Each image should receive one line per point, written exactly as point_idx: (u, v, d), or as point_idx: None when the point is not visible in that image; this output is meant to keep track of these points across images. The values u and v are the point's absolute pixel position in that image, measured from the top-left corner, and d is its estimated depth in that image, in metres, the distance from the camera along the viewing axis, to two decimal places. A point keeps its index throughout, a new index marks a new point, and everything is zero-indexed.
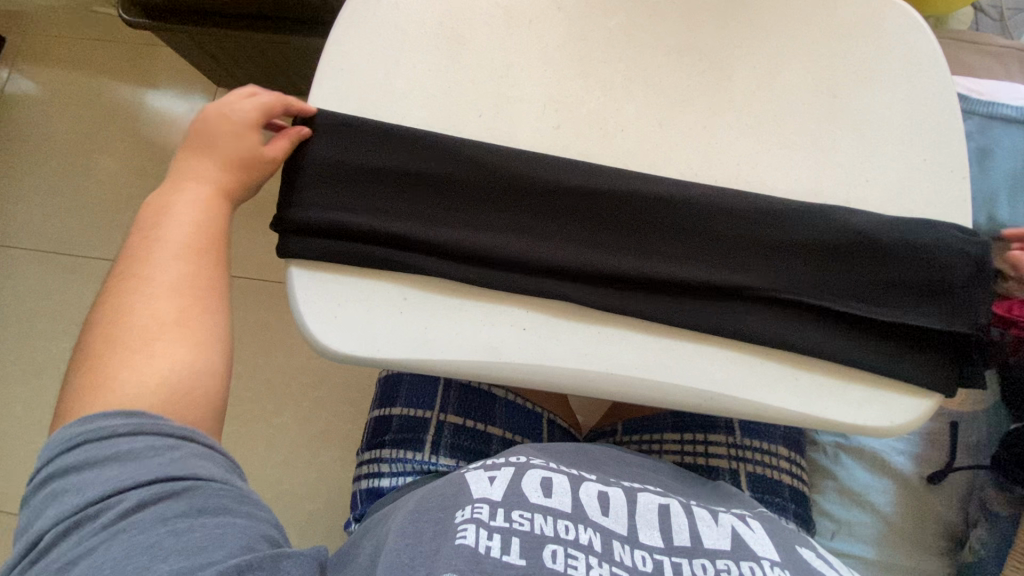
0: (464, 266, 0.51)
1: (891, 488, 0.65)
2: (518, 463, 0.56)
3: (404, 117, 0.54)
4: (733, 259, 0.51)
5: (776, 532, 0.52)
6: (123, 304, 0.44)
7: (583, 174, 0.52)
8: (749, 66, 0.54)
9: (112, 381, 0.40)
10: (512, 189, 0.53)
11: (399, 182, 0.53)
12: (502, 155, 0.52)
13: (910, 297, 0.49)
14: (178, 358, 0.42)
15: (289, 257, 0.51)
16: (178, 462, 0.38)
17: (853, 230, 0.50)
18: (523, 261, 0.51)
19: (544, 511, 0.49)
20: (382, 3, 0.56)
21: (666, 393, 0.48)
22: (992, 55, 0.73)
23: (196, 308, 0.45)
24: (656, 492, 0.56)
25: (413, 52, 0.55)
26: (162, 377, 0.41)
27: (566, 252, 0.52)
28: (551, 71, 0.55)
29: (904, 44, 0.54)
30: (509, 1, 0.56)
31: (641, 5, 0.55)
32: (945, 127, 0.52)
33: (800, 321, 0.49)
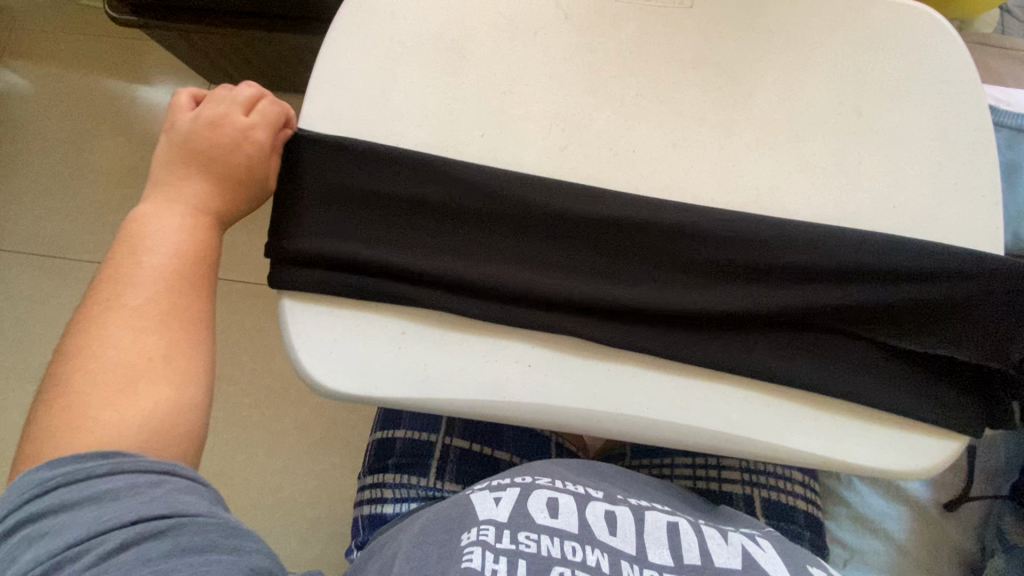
0: (468, 297, 0.48)
1: (904, 514, 0.64)
2: (523, 483, 0.53)
3: (401, 139, 0.51)
4: (750, 288, 0.49)
5: (787, 549, 0.50)
6: (101, 333, 0.40)
7: (592, 199, 0.49)
8: (769, 81, 0.50)
9: (84, 426, 0.37)
10: (519, 214, 0.50)
11: (398, 207, 0.50)
12: (508, 178, 0.50)
13: (935, 332, 0.47)
14: (161, 400, 0.39)
15: (281, 289, 0.48)
16: (163, 499, 0.34)
17: (879, 259, 0.47)
18: (529, 292, 0.48)
19: (550, 533, 0.47)
20: (377, 15, 0.53)
21: (680, 434, 0.46)
22: (1021, 61, 0.70)
23: (182, 335, 0.42)
24: (664, 511, 0.54)
25: (411, 67, 0.52)
26: (145, 418, 0.38)
27: (574, 281, 0.49)
28: (558, 86, 0.51)
29: (934, 58, 0.50)
30: (513, 11, 0.52)
31: (654, 15, 0.52)
32: (978, 148, 0.49)
33: (819, 355, 0.47)
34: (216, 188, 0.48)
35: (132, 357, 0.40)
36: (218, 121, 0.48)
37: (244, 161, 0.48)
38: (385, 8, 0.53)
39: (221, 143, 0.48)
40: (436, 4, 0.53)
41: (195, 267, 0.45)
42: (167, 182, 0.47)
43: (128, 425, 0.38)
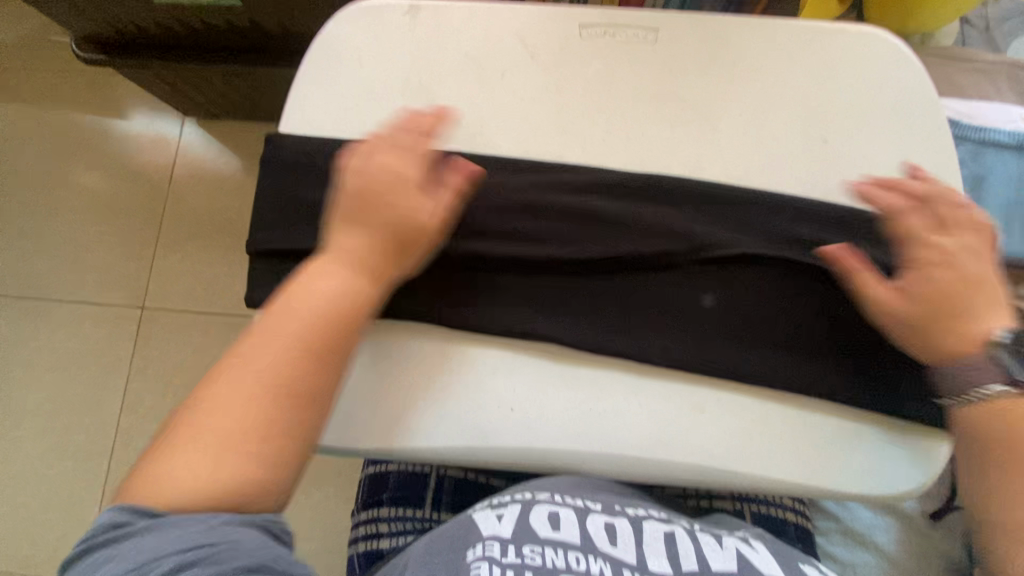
0: (446, 308, 0.49)
1: (893, 525, 0.64)
2: (521, 498, 0.49)
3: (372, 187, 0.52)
4: (738, 290, 0.49)
5: (779, 549, 0.47)
6: (217, 385, 0.40)
7: (583, 213, 0.50)
8: (735, 112, 0.51)
9: (172, 479, 0.37)
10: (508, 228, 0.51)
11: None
12: (505, 196, 0.51)
13: None
14: (247, 466, 0.39)
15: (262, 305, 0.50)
16: (217, 529, 0.36)
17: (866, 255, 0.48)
18: (511, 303, 0.49)
19: (555, 545, 0.45)
20: (345, 64, 0.53)
21: (661, 469, 0.46)
22: (982, 73, 0.71)
23: (283, 402, 0.41)
24: (658, 517, 0.50)
25: (381, 115, 0.53)
26: (232, 484, 0.38)
27: (556, 293, 0.49)
28: (527, 125, 0.52)
29: (894, 83, 0.51)
30: (479, 53, 0.53)
31: (618, 51, 0.52)
32: (941, 171, 0.50)
33: (800, 351, 0.48)
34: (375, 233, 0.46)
35: (237, 418, 0.39)
36: (346, 159, 0.49)
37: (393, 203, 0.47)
38: (352, 57, 0.54)
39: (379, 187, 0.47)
40: (403, 49, 0.53)
41: (319, 338, 0.43)
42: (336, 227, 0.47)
43: (208, 479, 0.38)
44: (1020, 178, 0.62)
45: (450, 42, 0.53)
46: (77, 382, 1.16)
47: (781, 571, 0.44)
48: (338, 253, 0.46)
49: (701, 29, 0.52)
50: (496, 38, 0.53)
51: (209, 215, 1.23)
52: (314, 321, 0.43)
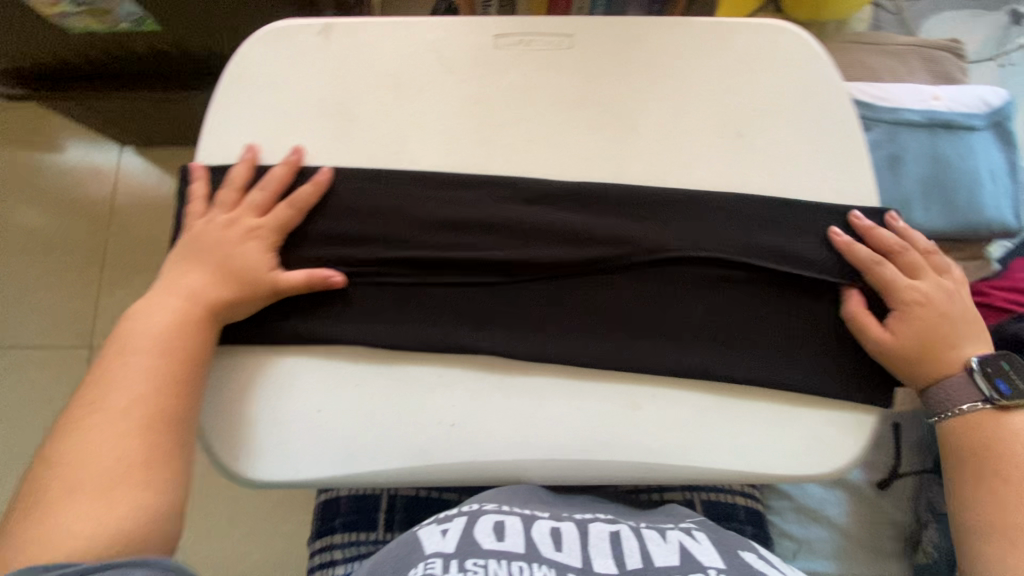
0: (393, 333, 0.48)
1: (844, 499, 0.66)
2: (467, 511, 0.49)
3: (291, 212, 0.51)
4: (671, 285, 0.50)
5: (721, 537, 0.48)
6: (94, 426, 0.40)
7: (514, 221, 0.50)
8: (652, 111, 0.52)
9: (45, 539, 0.36)
10: (445, 245, 0.50)
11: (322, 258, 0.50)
12: (436, 212, 0.51)
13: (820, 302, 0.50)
14: (132, 502, 0.38)
15: None
16: None
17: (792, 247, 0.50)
18: (451, 320, 0.49)
19: (499, 554, 0.44)
20: (258, 88, 0.52)
21: (601, 470, 0.47)
22: (894, 55, 0.74)
23: (162, 432, 0.42)
24: (606, 519, 0.51)
25: (299, 137, 0.52)
26: (118, 521, 0.38)
27: (492, 303, 0.49)
28: (448, 138, 0.52)
29: (801, 75, 0.53)
30: (396, 68, 0.52)
31: (534, 59, 0.53)
32: (851, 157, 0.52)
33: (730, 340, 0.49)
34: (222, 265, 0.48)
35: (114, 454, 0.40)
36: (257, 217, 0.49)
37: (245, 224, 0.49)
38: (265, 80, 0.52)
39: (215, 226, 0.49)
40: (317, 69, 0.52)
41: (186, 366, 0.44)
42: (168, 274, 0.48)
43: (100, 526, 0.37)
44: (933, 155, 0.65)
45: (365, 60, 0.52)
46: (24, 430, 1.11)
47: (722, 560, 0.45)
48: (164, 297, 0.47)
49: (614, 31, 0.53)
50: (411, 53, 0.53)
51: (154, 245, 1.20)
52: (171, 357, 0.44)
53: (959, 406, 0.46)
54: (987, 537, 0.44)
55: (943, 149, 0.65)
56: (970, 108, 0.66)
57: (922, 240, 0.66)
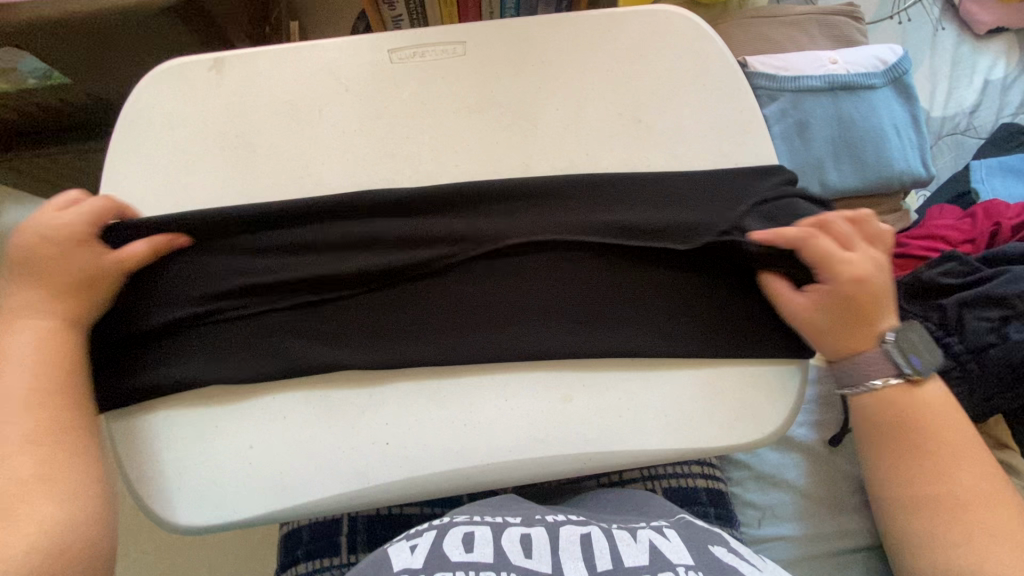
0: (290, 359, 0.47)
1: (800, 460, 0.68)
2: (437, 524, 0.46)
3: (205, 239, 0.49)
4: (580, 279, 0.50)
5: (691, 532, 0.46)
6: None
7: (398, 231, 0.50)
8: (552, 108, 0.53)
9: None
10: (330, 263, 0.49)
11: (211, 283, 0.48)
12: (316, 232, 0.50)
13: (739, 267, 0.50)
14: (46, 515, 0.39)
15: (100, 394, 0.47)
16: None
17: (666, 220, 0.50)
18: (349, 338, 0.48)
19: (472, 565, 0.41)
20: (157, 130, 0.52)
21: (543, 465, 0.47)
22: (795, 25, 0.76)
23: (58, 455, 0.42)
24: (574, 521, 0.48)
25: (203, 173, 0.51)
26: (36, 533, 0.38)
27: (398, 317, 0.49)
28: (353, 157, 0.52)
29: (692, 53, 0.54)
30: (293, 94, 0.52)
31: (430, 69, 0.53)
32: (750, 128, 0.53)
33: (630, 320, 0.49)
34: (65, 291, 0.46)
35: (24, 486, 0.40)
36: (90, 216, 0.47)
37: (66, 250, 0.46)
38: (162, 122, 0.52)
39: (46, 244, 0.46)
40: (212, 104, 0.52)
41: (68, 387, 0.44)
42: (15, 302, 0.46)
43: (23, 538, 0.38)
44: (838, 117, 0.67)
45: (261, 90, 0.52)
46: None
47: (692, 556, 0.43)
48: (26, 317, 0.45)
49: (506, 33, 0.54)
50: (307, 77, 0.53)
51: None
52: (51, 373, 0.43)
53: (871, 382, 0.47)
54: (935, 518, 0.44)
55: (846, 110, 0.67)
56: (867, 68, 0.69)
57: (840, 199, 0.68)
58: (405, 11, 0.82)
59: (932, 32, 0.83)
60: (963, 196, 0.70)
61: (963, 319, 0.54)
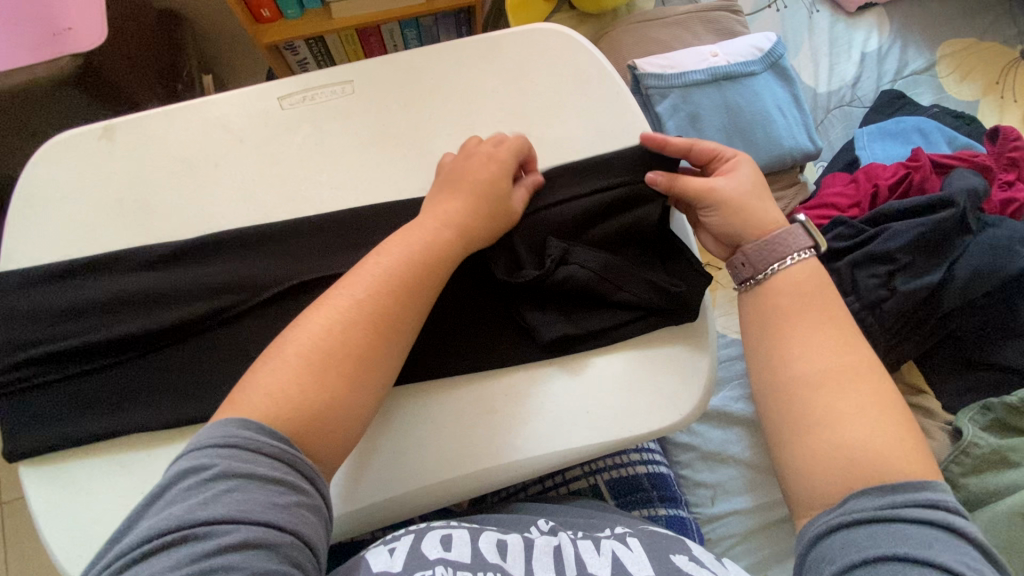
0: (130, 416, 0.47)
1: (741, 434, 0.71)
2: (415, 527, 0.46)
3: (103, 282, 0.50)
4: (482, 291, 0.52)
5: (653, 541, 0.46)
6: (312, 312, 0.44)
7: (225, 278, 0.50)
8: (443, 132, 0.55)
9: (276, 395, 0.40)
10: (155, 312, 0.49)
11: (108, 325, 0.48)
12: (139, 283, 0.50)
13: (616, 243, 0.52)
14: (342, 359, 0.42)
15: (13, 455, 0.46)
16: (221, 501, 0.34)
17: (539, 219, 0.52)
18: (179, 389, 0.48)
19: (445, 563, 0.41)
20: (52, 204, 0.52)
21: (477, 479, 0.48)
22: (678, 24, 0.81)
23: (389, 324, 0.44)
24: (546, 531, 0.48)
25: (103, 241, 0.51)
26: (296, 392, 0.40)
27: (236, 364, 0.49)
28: (254, 204, 0.53)
29: (569, 65, 0.57)
30: (188, 152, 0.53)
31: (320, 110, 0.55)
32: (632, 127, 0.56)
33: (501, 331, 0.51)
34: None
35: (311, 334, 0.42)
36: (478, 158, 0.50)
37: None
38: (57, 195, 0.52)
39: None
40: (106, 171, 0.53)
41: (430, 268, 0.46)
42: None
43: (324, 372, 0.41)
44: (725, 106, 0.71)
45: (154, 152, 0.53)
46: None
47: (653, 565, 0.43)
48: None
49: (391, 67, 0.56)
50: (200, 133, 0.54)
51: None
52: None
53: (783, 258, 0.47)
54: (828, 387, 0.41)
55: (731, 99, 0.71)
56: (746, 57, 0.73)
57: None
58: (309, 53, 0.84)
59: (808, 15, 0.89)
60: (853, 163, 0.75)
61: (855, 278, 0.60)
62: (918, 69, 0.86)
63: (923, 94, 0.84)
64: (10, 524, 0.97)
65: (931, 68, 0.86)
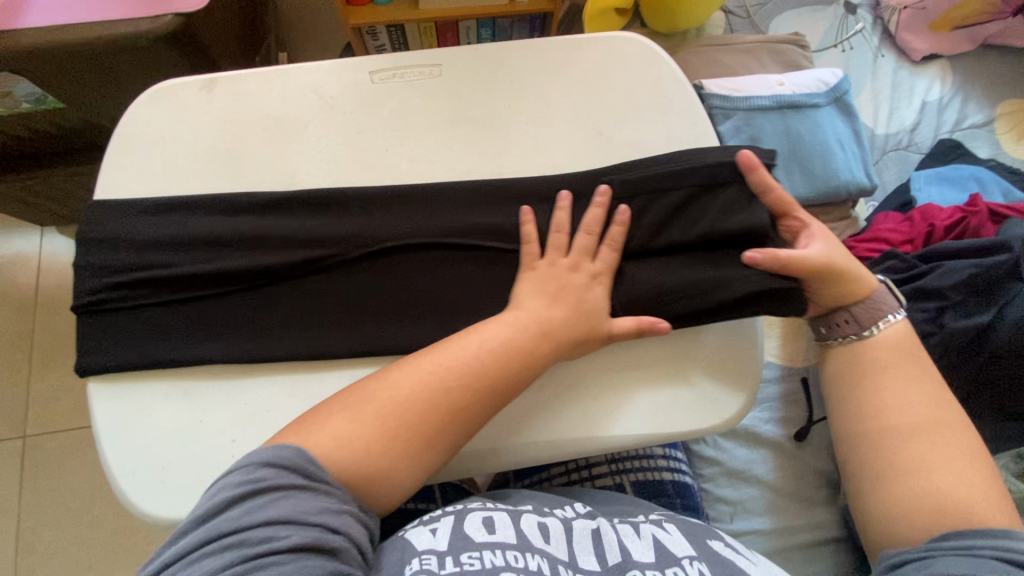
0: (197, 347, 0.50)
1: (767, 455, 0.71)
2: (452, 510, 0.46)
3: (191, 219, 0.53)
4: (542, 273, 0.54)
5: (689, 527, 0.47)
6: (397, 371, 0.44)
7: (309, 234, 0.52)
8: (521, 121, 0.57)
9: (374, 423, 0.42)
10: (234, 255, 0.52)
11: (195, 263, 0.52)
12: (221, 227, 0.53)
13: (715, 221, 0.52)
14: (435, 415, 0.43)
15: (85, 371, 0.49)
16: (292, 508, 0.36)
17: (642, 176, 0.53)
18: (248, 329, 0.51)
19: (492, 546, 0.41)
20: (151, 140, 0.56)
21: (518, 455, 0.49)
22: (746, 51, 0.83)
23: (460, 414, 0.44)
24: (582, 513, 0.48)
25: (191, 181, 0.55)
26: (372, 441, 0.41)
27: (310, 314, 0.51)
28: (334, 166, 0.56)
29: (649, 72, 0.59)
30: (281, 110, 0.56)
31: (409, 87, 0.58)
32: (701, 136, 0.58)
33: None
34: None
35: (391, 399, 0.43)
36: (601, 290, 0.51)
37: None
38: (158, 133, 0.56)
39: None
40: (204, 117, 0.56)
41: (492, 355, 0.46)
42: None
43: (412, 423, 0.43)
44: (786, 132, 0.73)
45: (250, 105, 0.56)
46: None
47: (694, 551, 0.43)
48: None
49: (479, 55, 0.59)
50: (295, 93, 0.57)
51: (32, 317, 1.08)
52: None
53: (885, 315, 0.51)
54: (909, 443, 0.46)
55: (793, 126, 0.73)
56: (811, 89, 0.75)
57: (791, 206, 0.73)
58: (388, 40, 0.89)
59: (872, 59, 0.91)
60: (906, 204, 0.76)
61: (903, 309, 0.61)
62: (977, 123, 0.87)
63: (980, 148, 0.85)
64: (31, 458, 1.00)
65: (991, 124, 0.87)
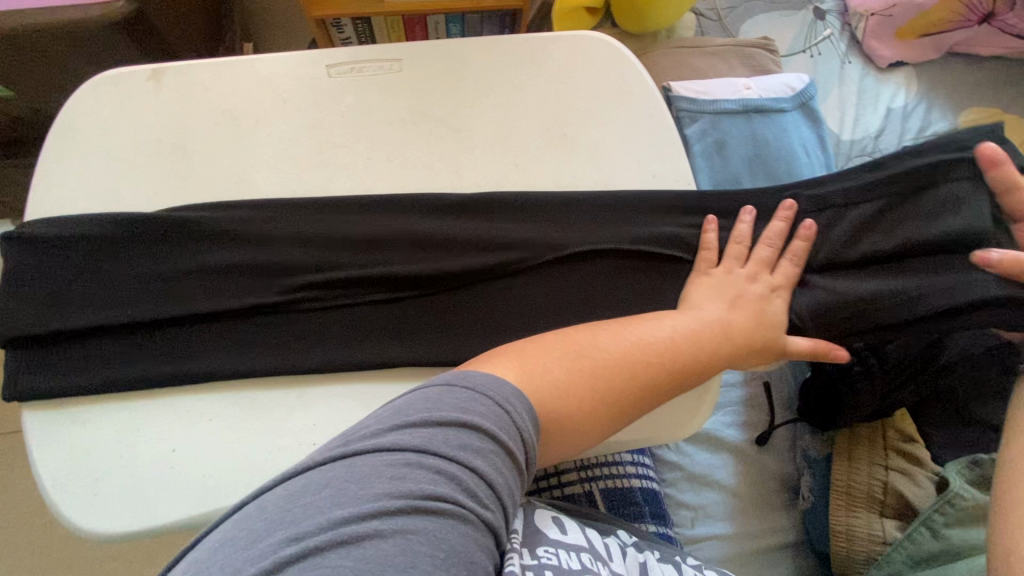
0: (140, 365, 0.49)
1: (729, 460, 0.71)
2: (521, 506, 0.47)
3: (127, 226, 0.51)
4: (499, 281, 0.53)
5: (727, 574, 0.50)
6: (609, 336, 0.45)
7: (248, 259, 0.52)
8: (482, 120, 0.56)
9: (592, 393, 0.42)
10: (180, 272, 0.51)
11: (138, 282, 0.51)
12: (165, 240, 0.51)
13: (913, 225, 0.52)
14: (641, 389, 0.44)
15: (20, 394, 0.48)
16: (499, 471, 0.34)
17: (829, 188, 0.54)
18: (194, 345, 0.50)
19: (569, 547, 0.42)
20: (89, 134, 0.53)
21: None
22: (714, 54, 0.83)
23: (659, 391, 0.45)
24: (630, 541, 0.49)
25: (133, 179, 0.53)
26: (590, 409, 0.41)
27: (257, 326, 0.51)
28: (287, 165, 0.54)
29: (614, 72, 0.58)
30: (231, 105, 0.54)
31: (367, 82, 0.56)
32: (665, 140, 0.57)
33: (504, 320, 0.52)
34: None
35: (607, 364, 0.43)
36: (780, 303, 0.51)
37: None
38: (97, 126, 0.53)
39: None
40: (147, 111, 0.54)
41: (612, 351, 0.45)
42: None
43: (620, 395, 0.43)
44: (752, 137, 0.72)
45: (197, 98, 0.54)
46: None
47: None
48: None
49: (440, 51, 0.57)
50: (244, 87, 0.55)
51: None
52: None
53: None
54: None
55: (759, 130, 0.73)
56: (778, 94, 0.75)
57: None
58: (353, 33, 0.86)
59: (840, 65, 0.91)
60: None
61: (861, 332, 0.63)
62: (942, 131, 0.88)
63: None
64: None
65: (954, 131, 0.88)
